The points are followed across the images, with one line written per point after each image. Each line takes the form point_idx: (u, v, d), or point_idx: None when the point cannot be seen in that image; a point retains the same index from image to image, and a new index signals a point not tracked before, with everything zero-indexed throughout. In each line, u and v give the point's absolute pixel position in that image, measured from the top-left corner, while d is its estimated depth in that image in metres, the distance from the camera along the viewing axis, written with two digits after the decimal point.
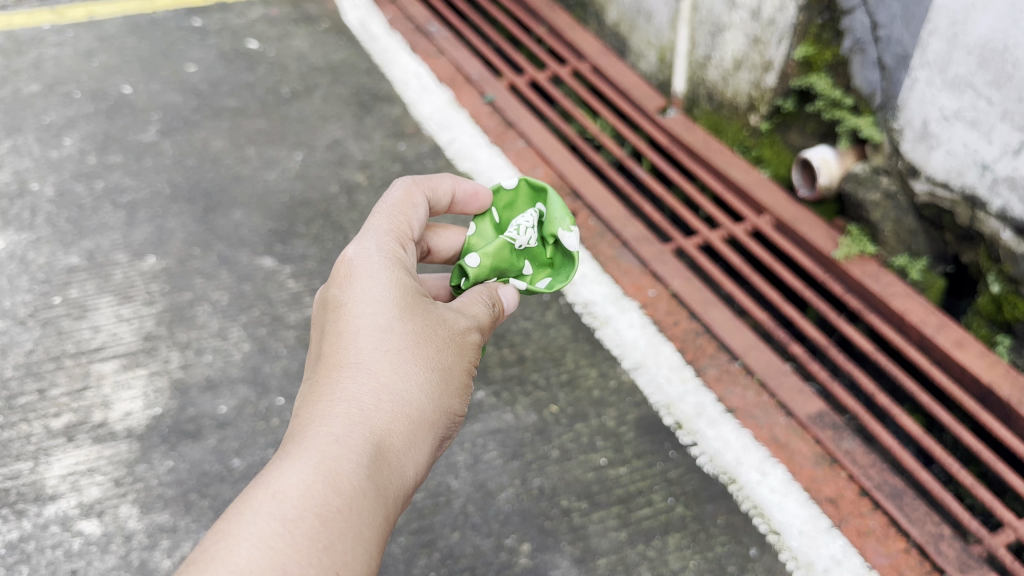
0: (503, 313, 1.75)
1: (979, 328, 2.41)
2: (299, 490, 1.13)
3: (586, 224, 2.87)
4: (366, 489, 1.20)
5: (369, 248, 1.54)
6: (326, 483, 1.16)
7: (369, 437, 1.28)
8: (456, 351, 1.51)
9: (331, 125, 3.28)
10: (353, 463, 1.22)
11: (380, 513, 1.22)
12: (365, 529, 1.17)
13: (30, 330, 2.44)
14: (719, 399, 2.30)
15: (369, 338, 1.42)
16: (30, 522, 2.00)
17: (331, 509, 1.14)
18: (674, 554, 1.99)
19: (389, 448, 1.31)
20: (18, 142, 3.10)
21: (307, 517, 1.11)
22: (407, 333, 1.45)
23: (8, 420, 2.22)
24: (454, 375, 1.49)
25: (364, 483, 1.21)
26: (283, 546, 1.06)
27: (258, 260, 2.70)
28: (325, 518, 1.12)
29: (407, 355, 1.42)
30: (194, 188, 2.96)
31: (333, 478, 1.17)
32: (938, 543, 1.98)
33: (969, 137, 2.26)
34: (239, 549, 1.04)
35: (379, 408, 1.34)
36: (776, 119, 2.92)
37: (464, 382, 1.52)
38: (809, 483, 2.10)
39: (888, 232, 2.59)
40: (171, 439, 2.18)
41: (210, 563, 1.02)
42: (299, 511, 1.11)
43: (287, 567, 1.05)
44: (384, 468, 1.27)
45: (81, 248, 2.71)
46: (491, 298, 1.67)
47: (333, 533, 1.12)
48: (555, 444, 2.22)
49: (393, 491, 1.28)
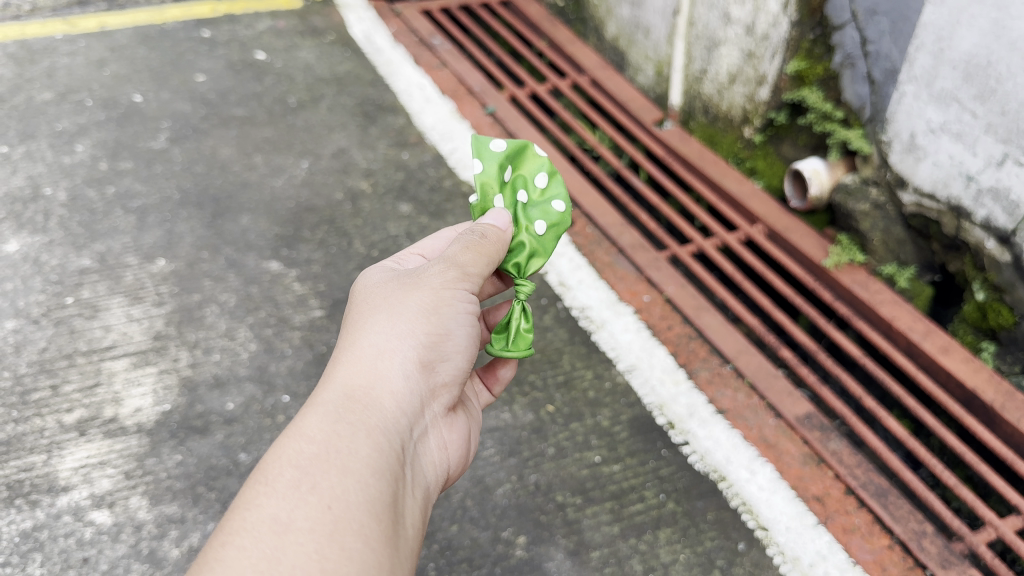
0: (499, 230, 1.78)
1: (965, 335, 2.48)
2: (276, 453, 1.28)
3: (584, 231, 2.95)
4: (339, 430, 1.33)
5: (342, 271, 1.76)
6: (298, 437, 1.30)
7: (336, 392, 1.42)
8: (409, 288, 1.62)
9: (336, 134, 3.37)
10: (320, 414, 1.35)
11: (365, 447, 1.34)
12: (351, 464, 1.29)
13: (43, 328, 2.52)
14: (710, 401, 2.37)
15: (339, 328, 1.60)
16: (43, 512, 2.07)
17: (307, 456, 1.27)
18: (664, 547, 2.07)
19: (359, 392, 1.44)
20: (31, 148, 3.18)
21: (285, 468, 1.25)
22: (363, 306, 1.61)
23: (22, 414, 2.29)
24: (417, 305, 1.59)
25: (334, 426, 1.34)
26: (269, 499, 1.20)
27: (265, 264, 2.78)
28: (303, 464, 1.26)
29: (365, 319, 1.57)
30: (203, 195, 3.05)
31: (301, 430, 1.31)
32: (921, 540, 2.04)
33: (955, 149, 2.34)
34: (231, 515, 1.18)
35: (346, 369, 1.48)
36: (769, 131, 3.01)
37: (438, 305, 1.61)
38: (797, 482, 2.17)
39: (877, 241, 2.66)
40: (179, 434, 2.25)
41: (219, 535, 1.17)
42: (279, 467, 1.25)
43: (276, 514, 1.18)
44: (356, 408, 1.40)
45: (93, 251, 2.79)
46: (471, 232, 1.71)
47: (315, 474, 1.25)
48: (550, 442, 2.30)
49: (375, 424, 1.40)
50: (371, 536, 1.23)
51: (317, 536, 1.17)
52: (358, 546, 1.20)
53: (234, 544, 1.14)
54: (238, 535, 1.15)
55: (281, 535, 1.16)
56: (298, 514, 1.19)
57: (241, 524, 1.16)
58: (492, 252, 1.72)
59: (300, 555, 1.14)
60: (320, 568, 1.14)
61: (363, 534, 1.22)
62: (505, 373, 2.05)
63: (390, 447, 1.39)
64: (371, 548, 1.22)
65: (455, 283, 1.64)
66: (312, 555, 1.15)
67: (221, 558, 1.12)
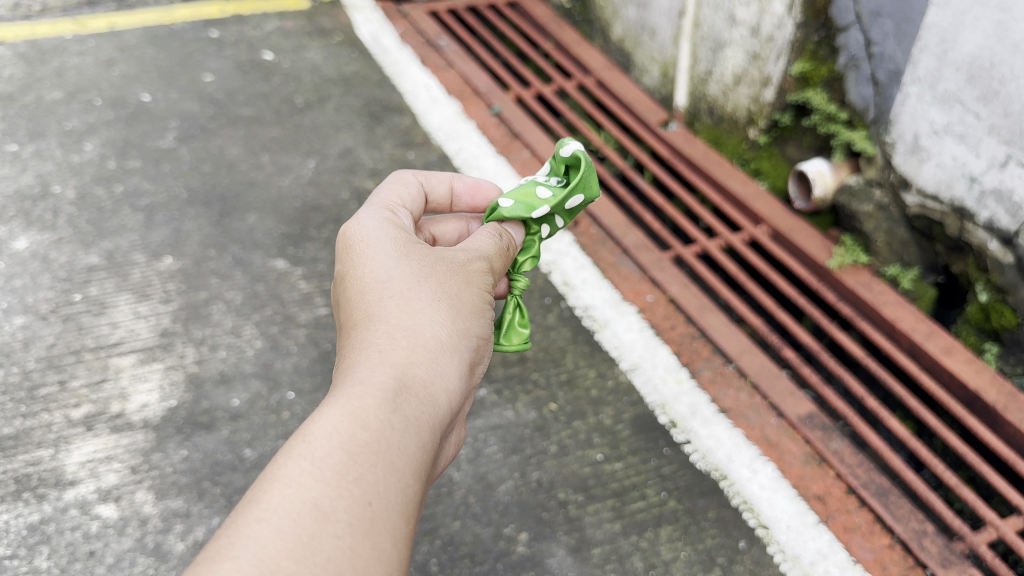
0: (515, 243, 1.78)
1: (968, 336, 2.49)
2: (324, 423, 1.11)
3: (588, 231, 2.96)
4: (395, 416, 1.18)
5: (370, 222, 1.59)
6: (351, 413, 1.14)
7: (392, 370, 1.26)
8: (462, 281, 1.52)
9: (343, 134, 3.39)
10: (376, 393, 1.19)
11: (415, 442, 1.19)
12: (400, 458, 1.14)
13: (52, 325, 2.55)
14: (713, 400, 2.38)
15: (381, 288, 1.44)
16: (50, 506, 2.10)
17: (357, 440, 1.11)
18: (665, 545, 2.08)
19: (415, 375, 1.28)
20: (40, 147, 3.21)
21: (333, 449, 1.08)
22: (412, 275, 1.47)
23: (30, 409, 2.32)
24: (468, 301, 1.49)
25: (391, 410, 1.18)
26: (313, 480, 1.04)
27: (271, 262, 2.80)
28: (354, 446, 1.10)
29: (417, 293, 1.43)
30: (210, 193, 3.07)
31: (354, 408, 1.15)
32: (922, 539, 2.04)
33: (958, 151, 2.34)
34: (266, 486, 1.02)
35: (401, 344, 1.32)
36: (773, 132, 3.01)
37: (482, 305, 1.52)
38: (798, 481, 2.18)
39: (880, 242, 2.67)
40: (185, 430, 2.27)
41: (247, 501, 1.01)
42: (326, 442, 1.09)
43: (319, 498, 1.02)
44: (411, 393, 1.25)
45: (101, 249, 2.81)
46: (497, 232, 1.72)
47: (364, 462, 1.09)
48: (553, 439, 2.31)
49: (428, 418, 1.25)
50: (404, 543, 1.08)
51: (355, 532, 1.02)
52: (389, 551, 1.06)
53: (265, 522, 0.98)
54: (272, 512, 0.99)
55: (322, 523, 1.00)
56: (341, 504, 1.03)
57: (277, 500, 1.00)
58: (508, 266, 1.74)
59: (335, 549, 0.99)
60: (353, 568, 1.00)
61: (397, 540, 1.07)
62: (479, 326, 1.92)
63: (434, 449, 1.25)
64: (400, 558, 1.07)
65: (489, 289, 1.59)
66: (348, 552, 1.00)
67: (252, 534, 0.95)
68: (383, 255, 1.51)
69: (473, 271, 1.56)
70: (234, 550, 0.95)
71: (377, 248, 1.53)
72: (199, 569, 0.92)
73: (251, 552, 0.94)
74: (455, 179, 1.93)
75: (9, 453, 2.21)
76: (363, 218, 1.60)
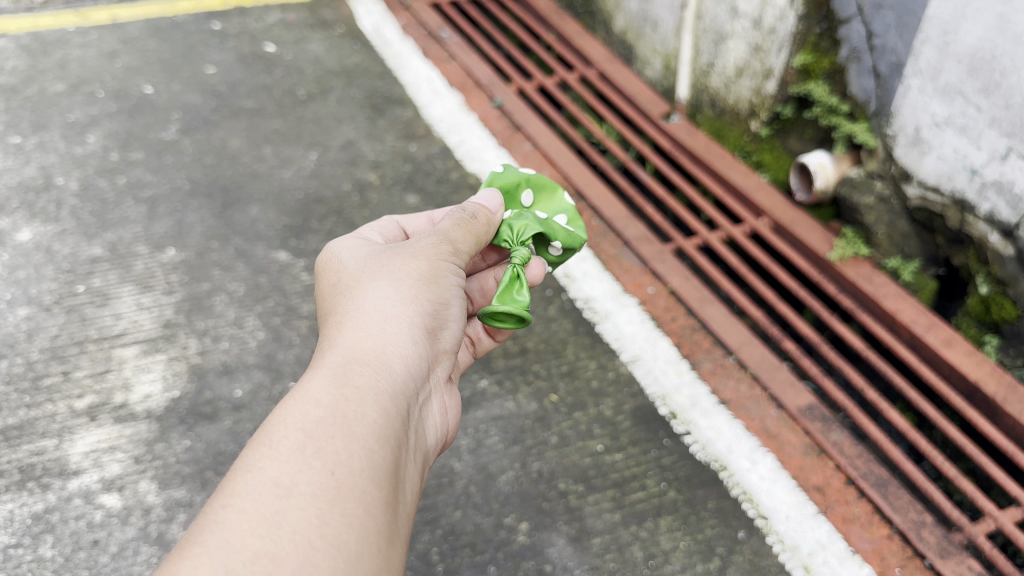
0: (489, 214, 1.89)
1: (969, 329, 2.50)
2: (282, 415, 1.28)
3: (589, 224, 2.97)
4: (346, 394, 1.35)
5: (340, 248, 1.80)
6: (305, 400, 1.30)
7: (341, 357, 1.44)
8: (411, 262, 1.67)
9: (345, 126, 3.39)
10: (326, 379, 1.37)
11: (370, 412, 1.35)
12: (357, 429, 1.30)
13: (55, 316, 2.56)
14: (713, 391, 2.39)
15: (337, 296, 1.65)
16: (54, 495, 2.11)
17: (312, 420, 1.27)
18: (665, 535, 2.09)
19: (364, 357, 1.46)
20: (43, 139, 3.22)
21: (291, 432, 1.24)
22: (361, 277, 1.66)
23: (33, 399, 2.33)
24: (415, 274, 1.65)
25: (341, 390, 1.35)
26: (272, 462, 1.19)
27: (274, 254, 2.81)
28: (309, 427, 1.26)
29: (365, 289, 1.62)
30: (213, 185, 3.08)
31: (307, 394, 1.32)
32: (920, 530, 2.05)
33: (959, 143, 2.34)
34: (232, 476, 1.17)
35: (350, 336, 1.51)
36: (775, 125, 3.01)
37: (433, 274, 1.67)
38: (797, 472, 2.18)
39: (881, 234, 2.68)
40: (188, 420, 2.29)
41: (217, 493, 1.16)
42: (284, 430, 1.25)
43: (278, 478, 1.17)
44: (362, 371, 1.42)
45: (104, 240, 2.82)
46: (461, 211, 1.81)
47: (320, 438, 1.24)
48: (554, 430, 2.32)
49: (382, 388, 1.42)
50: (372, 504, 1.22)
51: (319, 501, 1.16)
52: (359, 513, 1.20)
53: (234, 507, 1.13)
54: (238, 497, 1.14)
55: (282, 499, 1.14)
56: (301, 478, 1.18)
57: (242, 486, 1.15)
58: (480, 233, 1.82)
59: (301, 518, 1.13)
60: (321, 533, 1.13)
61: (364, 502, 1.21)
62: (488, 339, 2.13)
63: (396, 413, 1.40)
64: (371, 516, 1.21)
65: (447, 258, 1.71)
66: (313, 520, 1.14)
67: (221, 519, 1.10)
68: (340, 270, 1.73)
69: (425, 247, 1.69)
70: (208, 535, 1.09)
71: (337, 265, 1.75)
72: (178, 553, 1.08)
73: (219, 536, 1.08)
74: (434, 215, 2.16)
75: (14, 443, 2.22)
76: (333, 243, 1.83)
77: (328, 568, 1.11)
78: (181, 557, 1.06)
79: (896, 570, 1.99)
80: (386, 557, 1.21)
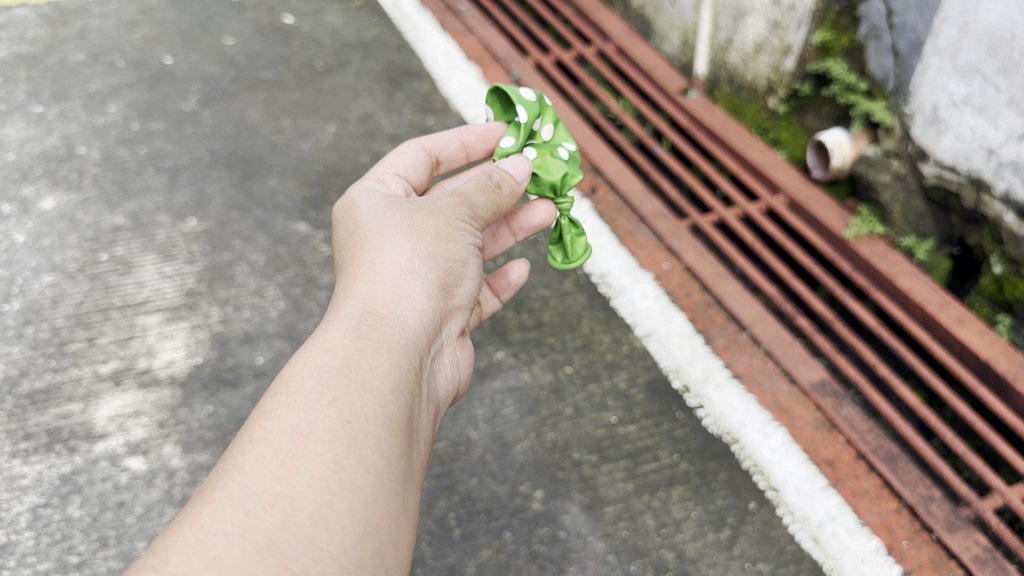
0: (514, 179, 1.87)
1: (982, 308, 2.52)
2: (299, 365, 1.32)
3: (605, 199, 2.98)
4: (361, 345, 1.39)
5: (358, 195, 1.85)
6: (321, 351, 1.35)
7: (356, 310, 1.49)
8: (429, 215, 1.69)
9: (362, 99, 3.41)
10: (341, 331, 1.41)
11: (384, 363, 1.39)
12: (371, 379, 1.34)
13: (79, 284, 2.60)
14: (726, 365, 2.43)
15: (351, 246, 1.69)
16: (81, 458, 2.16)
17: (328, 369, 1.32)
18: (676, 504, 2.13)
19: (379, 310, 1.50)
20: (65, 108, 3.26)
21: (307, 381, 1.29)
22: (376, 227, 1.70)
23: (60, 364, 2.38)
24: (433, 230, 1.66)
25: (356, 341, 1.39)
26: (290, 410, 1.24)
27: (293, 225, 2.84)
28: (325, 375, 1.30)
29: (381, 240, 1.66)
30: (233, 156, 3.11)
31: (324, 344, 1.36)
32: (928, 504, 2.08)
33: (976, 123, 2.35)
34: (253, 423, 1.22)
35: (365, 289, 1.55)
36: (793, 102, 3.03)
37: (451, 231, 1.68)
38: (808, 446, 2.22)
39: (897, 213, 2.69)
40: (211, 386, 2.33)
41: (236, 438, 1.21)
42: (300, 380, 1.29)
43: (296, 424, 1.22)
44: (377, 324, 1.47)
45: (126, 209, 2.86)
46: (485, 175, 1.79)
47: (336, 387, 1.29)
48: (568, 402, 2.36)
49: (396, 341, 1.46)
50: (388, 450, 1.27)
51: (336, 447, 1.21)
52: (375, 460, 1.24)
53: (253, 452, 1.18)
54: (256, 443, 1.19)
55: (300, 444, 1.19)
56: (319, 426, 1.22)
57: (261, 432, 1.20)
58: (503, 203, 1.81)
59: (318, 464, 1.18)
60: (338, 479, 1.18)
61: (380, 449, 1.26)
62: (516, 277, 2.19)
63: (409, 365, 1.45)
64: (387, 462, 1.26)
65: (466, 218, 1.72)
66: (331, 465, 1.18)
67: (240, 464, 1.15)
68: (357, 218, 1.77)
69: (445, 205, 1.70)
70: (227, 478, 1.15)
71: (353, 213, 1.80)
72: (201, 494, 1.13)
73: (238, 479, 1.14)
74: (463, 133, 2.25)
75: (41, 406, 2.28)
76: (350, 194, 1.87)
77: (345, 511, 1.16)
78: (201, 497, 1.11)
79: (904, 544, 2.02)
80: (401, 502, 1.26)
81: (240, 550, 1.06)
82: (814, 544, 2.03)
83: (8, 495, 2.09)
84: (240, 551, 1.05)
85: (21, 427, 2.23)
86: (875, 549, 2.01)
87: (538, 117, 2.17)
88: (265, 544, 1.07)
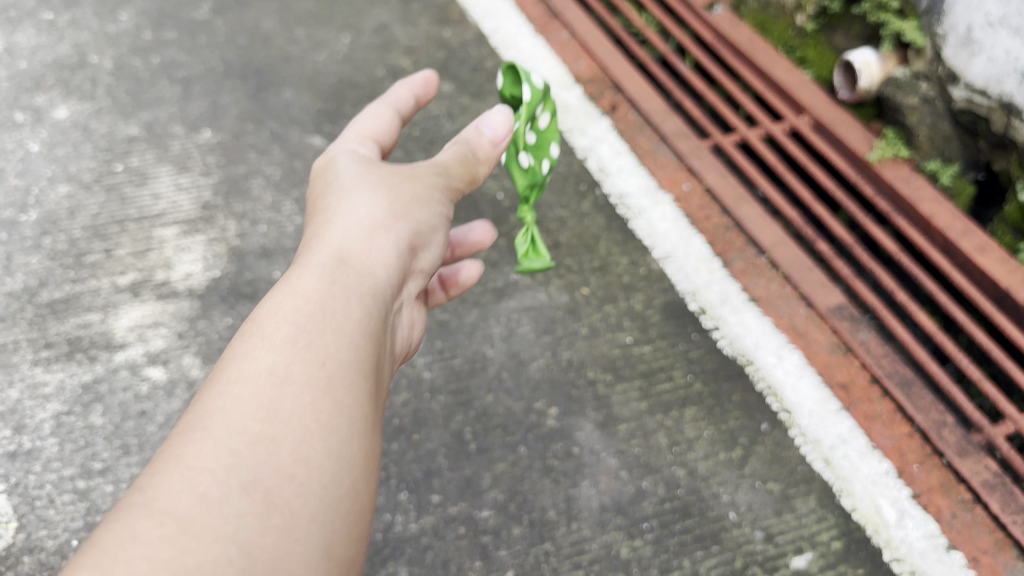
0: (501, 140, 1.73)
1: (1004, 236, 2.47)
2: (271, 311, 1.21)
3: (626, 117, 2.93)
4: (334, 291, 1.27)
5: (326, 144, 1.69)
6: (292, 296, 1.24)
7: (326, 257, 1.35)
8: (405, 179, 1.56)
9: (378, 9, 3.33)
10: (313, 275, 1.29)
11: (358, 311, 1.27)
12: (344, 326, 1.23)
13: (95, 195, 2.59)
14: (743, 289, 2.42)
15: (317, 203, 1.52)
16: (102, 367, 2.19)
17: (303, 314, 1.21)
18: (689, 424, 2.15)
19: (350, 259, 1.37)
20: (76, 15, 3.19)
21: (282, 324, 1.19)
22: (345, 180, 1.54)
23: (78, 275, 2.39)
24: (409, 192, 1.53)
25: (329, 287, 1.28)
26: (265, 352, 1.13)
27: (308, 138, 2.81)
28: (300, 323, 1.20)
29: (349, 191, 1.51)
30: (246, 66, 3.06)
31: (297, 289, 1.25)
32: (941, 429, 2.09)
33: (1012, 45, 2.30)
34: (222, 375, 1.10)
35: (334, 234, 1.41)
36: (821, 20, 2.94)
37: (427, 196, 1.56)
38: (823, 370, 2.22)
39: (923, 136, 2.63)
40: (229, 300, 2.34)
41: (200, 401, 1.07)
42: (274, 325, 1.18)
43: (274, 366, 1.11)
44: (349, 273, 1.34)
45: (140, 119, 2.83)
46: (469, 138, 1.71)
47: (311, 332, 1.18)
48: (584, 322, 2.37)
49: (368, 291, 1.33)
50: (362, 396, 1.15)
51: (313, 390, 1.09)
52: (352, 403, 1.12)
53: (222, 403, 1.05)
54: (231, 386, 1.07)
55: (279, 386, 1.08)
56: (295, 367, 1.11)
57: (236, 374, 1.09)
58: (481, 178, 1.73)
59: (295, 407, 1.06)
60: (316, 419, 1.06)
61: (355, 391, 1.14)
62: None
63: (380, 317, 1.33)
64: (362, 408, 1.14)
65: (442, 189, 1.60)
66: (309, 404, 1.07)
67: (207, 419, 1.02)
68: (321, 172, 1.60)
69: (422, 173, 1.59)
70: (193, 434, 1.01)
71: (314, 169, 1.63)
72: (156, 464, 0.96)
73: (212, 423, 1.02)
74: None
75: (60, 316, 2.29)
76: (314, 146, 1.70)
77: (324, 446, 1.04)
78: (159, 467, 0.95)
79: (914, 467, 2.03)
80: (373, 452, 1.13)
81: (224, 485, 0.94)
82: (825, 466, 2.05)
83: (32, 402, 2.12)
84: (226, 487, 0.94)
85: (42, 336, 2.24)
86: (885, 472, 2.03)
87: (541, 103, 1.97)
88: (250, 479, 0.96)
